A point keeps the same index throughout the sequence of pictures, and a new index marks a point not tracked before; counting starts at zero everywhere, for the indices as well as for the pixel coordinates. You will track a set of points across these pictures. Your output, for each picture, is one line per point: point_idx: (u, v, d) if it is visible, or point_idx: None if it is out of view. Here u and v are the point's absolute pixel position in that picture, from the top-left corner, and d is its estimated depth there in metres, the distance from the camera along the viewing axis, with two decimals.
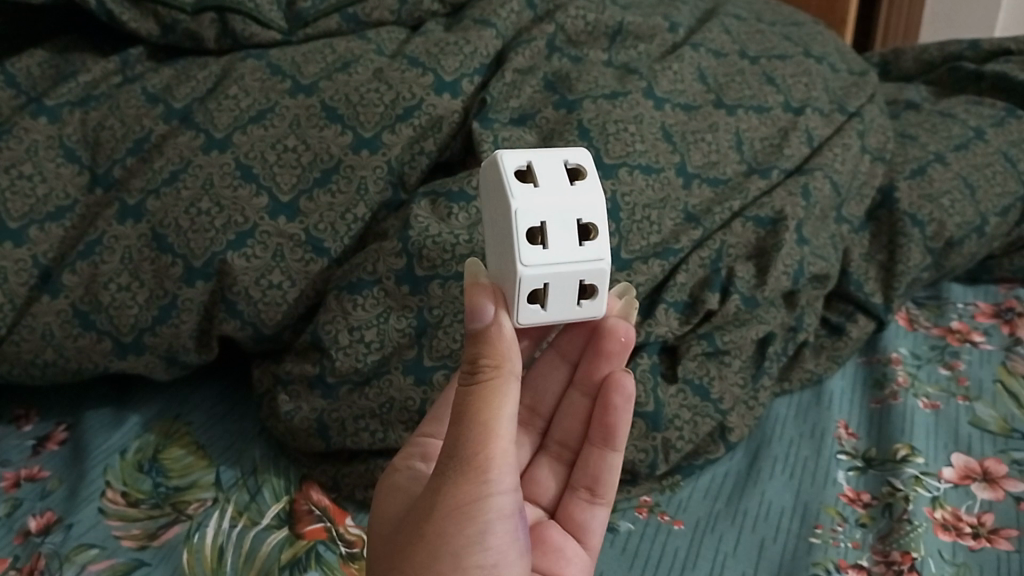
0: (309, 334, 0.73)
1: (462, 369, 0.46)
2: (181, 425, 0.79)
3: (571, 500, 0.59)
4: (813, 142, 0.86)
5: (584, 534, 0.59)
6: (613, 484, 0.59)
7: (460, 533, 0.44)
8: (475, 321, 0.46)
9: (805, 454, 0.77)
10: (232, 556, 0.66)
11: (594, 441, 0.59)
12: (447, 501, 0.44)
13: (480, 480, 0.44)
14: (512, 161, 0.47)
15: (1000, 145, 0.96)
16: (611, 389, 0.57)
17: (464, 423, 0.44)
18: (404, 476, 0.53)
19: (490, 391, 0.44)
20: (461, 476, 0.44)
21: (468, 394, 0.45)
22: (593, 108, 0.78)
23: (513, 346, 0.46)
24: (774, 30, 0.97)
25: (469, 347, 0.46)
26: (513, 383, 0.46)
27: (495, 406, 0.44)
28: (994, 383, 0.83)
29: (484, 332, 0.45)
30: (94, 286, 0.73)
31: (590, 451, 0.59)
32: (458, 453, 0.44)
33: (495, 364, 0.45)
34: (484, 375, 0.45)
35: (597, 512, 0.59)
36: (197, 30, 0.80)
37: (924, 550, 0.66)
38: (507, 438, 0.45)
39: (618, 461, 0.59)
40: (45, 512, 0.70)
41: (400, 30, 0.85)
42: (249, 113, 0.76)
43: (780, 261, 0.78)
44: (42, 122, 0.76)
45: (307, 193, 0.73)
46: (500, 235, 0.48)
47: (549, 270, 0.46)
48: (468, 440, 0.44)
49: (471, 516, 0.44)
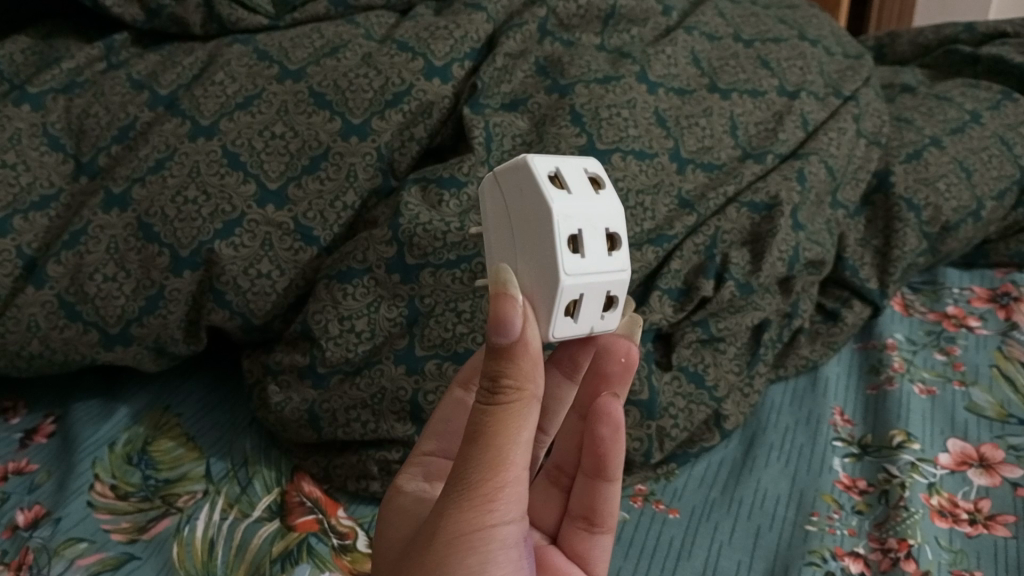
0: (299, 324, 0.72)
1: (480, 385, 0.42)
2: (171, 416, 0.78)
3: (570, 527, 0.59)
4: (808, 126, 0.85)
5: (588, 563, 0.58)
6: (611, 512, 0.58)
7: (461, 565, 0.41)
8: (501, 336, 0.41)
9: (801, 441, 0.77)
10: (223, 549, 0.65)
11: (589, 473, 0.57)
12: (451, 531, 0.41)
13: (487, 509, 0.41)
14: (541, 164, 0.45)
15: (996, 129, 0.95)
16: (599, 418, 0.55)
17: (476, 448, 0.41)
18: (408, 498, 0.51)
19: (507, 414, 0.41)
20: (466, 503, 0.41)
21: (484, 416, 0.41)
22: (585, 92, 0.77)
23: (536, 364, 0.42)
24: (769, 13, 0.95)
25: (488, 363, 0.42)
26: (532, 406, 0.42)
27: (511, 431, 0.41)
28: (991, 368, 0.83)
29: (508, 350, 0.41)
30: (80, 275, 0.71)
31: (585, 481, 0.58)
32: (467, 478, 0.41)
33: (517, 386, 0.41)
34: (503, 397, 0.41)
35: (599, 539, 0.58)
36: (183, 15, 0.79)
37: (921, 536, 0.66)
38: (518, 465, 0.42)
39: (614, 490, 0.57)
40: (33, 506, 0.69)
41: (390, 14, 0.83)
42: (236, 100, 0.75)
43: (775, 246, 0.77)
44: (25, 110, 0.75)
45: (295, 180, 0.72)
46: (529, 238, 0.44)
47: (585, 279, 0.43)
48: (478, 466, 0.41)
49: (474, 547, 0.42)
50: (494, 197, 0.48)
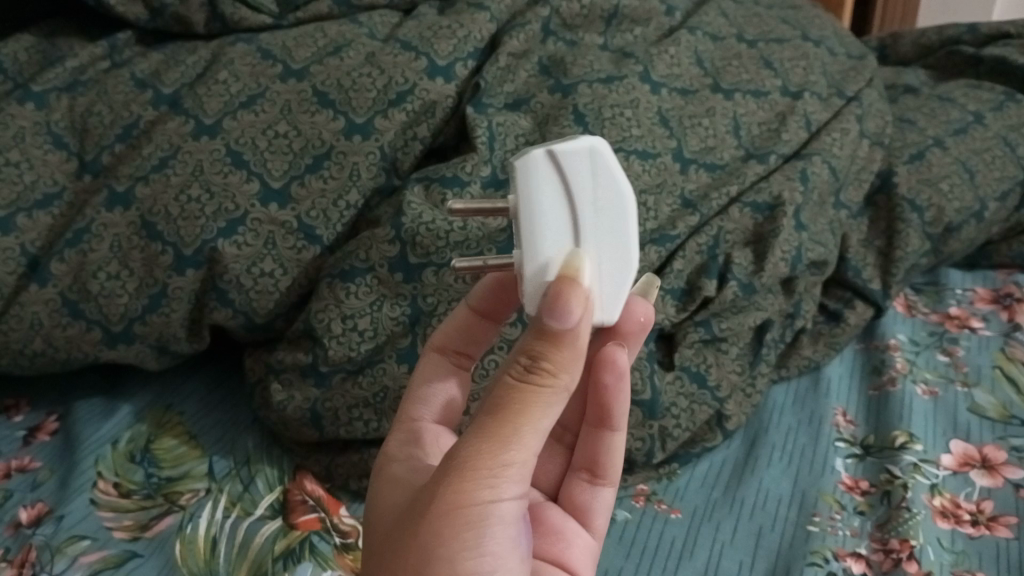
0: (301, 322, 0.72)
1: (516, 359, 0.42)
2: (173, 415, 0.78)
3: (573, 482, 0.60)
4: (811, 126, 0.85)
5: (588, 516, 0.59)
6: (615, 466, 0.59)
7: (455, 538, 0.41)
8: (554, 320, 0.40)
9: (803, 442, 0.77)
10: (226, 547, 0.66)
11: (594, 423, 0.58)
12: (452, 502, 0.41)
13: (490, 485, 0.41)
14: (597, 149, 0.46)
15: (999, 130, 0.95)
16: (605, 365, 0.55)
17: (495, 423, 0.41)
18: (403, 466, 0.51)
19: (534, 397, 0.41)
20: (469, 477, 0.41)
21: (511, 391, 0.41)
22: (588, 92, 0.77)
23: (576, 358, 0.42)
24: (772, 14, 0.95)
25: (531, 341, 0.42)
26: (561, 398, 0.42)
27: (532, 411, 0.41)
28: (993, 369, 0.83)
29: (555, 334, 0.41)
30: (83, 274, 0.71)
31: (588, 432, 0.59)
32: (475, 452, 0.41)
33: (551, 372, 0.41)
34: (536, 379, 0.41)
35: (601, 492, 0.59)
36: (186, 14, 0.79)
37: (923, 537, 0.66)
38: (530, 450, 0.42)
39: (618, 442, 0.58)
40: (36, 504, 0.69)
41: (393, 13, 0.83)
42: (239, 98, 0.75)
43: (777, 246, 0.77)
44: (29, 108, 0.75)
45: (298, 179, 0.72)
46: (601, 222, 0.45)
47: None
48: (492, 441, 0.41)
49: (471, 521, 0.41)
50: (541, 178, 0.45)
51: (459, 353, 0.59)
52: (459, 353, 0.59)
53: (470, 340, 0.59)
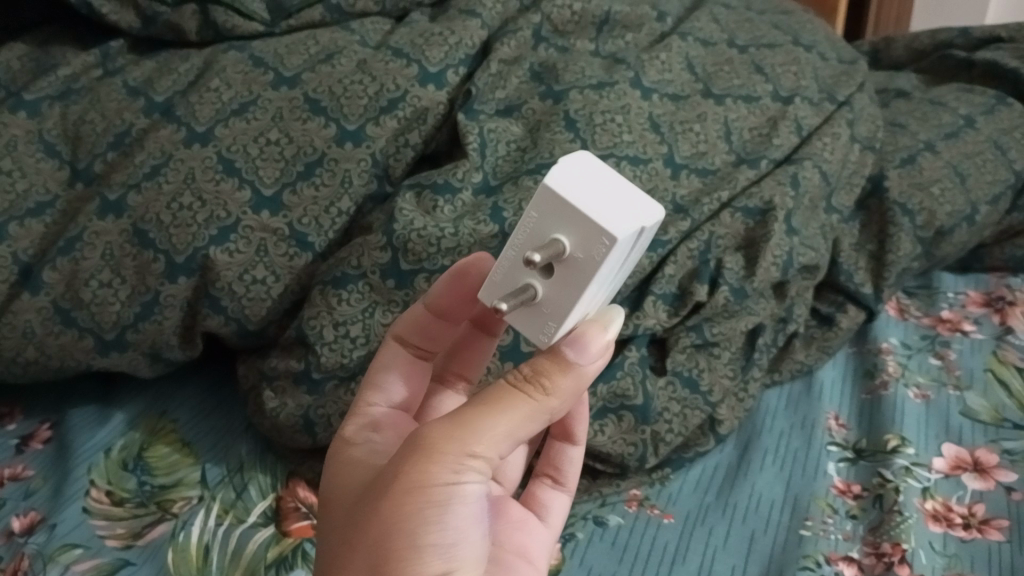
0: (294, 329, 0.72)
1: (519, 368, 0.44)
2: (167, 422, 0.78)
3: (534, 481, 0.62)
4: (802, 131, 0.85)
5: (544, 513, 0.60)
6: (575, 473, 0.62)
7: (416, 516, 0.41)
8: (574, 352, 0.43)
9: (796, 446, 0.77)
10: (218, 555, 0.66)
11: (555, 434, 0.61)
12: (413, 480, 0.41)
13: (454, 469, 0.41)
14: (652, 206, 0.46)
15: (990, 134, 0.95)
16: None
17: (476, 415, 0.42)
18: (360, 450, 0.51)
19: (523, 402, 0.42)
20: (435, 457, 0.41)
21: (500, 391, 0.43)
22: (579, 98, 0.77)
23: (574, 390, 0.44)
24: (763, 19, 0.96)
25: (538, 355, 0.44)
26: (544, 413, 0.43)
27: (512, 411, 0.42)
28: (985, 372, 0.83)
29: (562, 357, 0.43)
30: (75, 282, 0.72)
31: (552, 442, 0.62)
32: (444, 435, 0.41)
33: (547, 386, 0.43)
34: (531, 387, 0.43)
35: (559, 496, 0.61)
36: (179, 22, 0.79)
37: (914, 541, 0.67)
38: (502, 448, 0.42)
39: (577, 453, 0.61)
40: (29, 512, 0.69)
41: (385, 21, 0.83)
42: (231, 106, 0.75)
43: (769, 251, 0.78)
44: (21, 117, 0.75)
45: (290, 187, 0.72)
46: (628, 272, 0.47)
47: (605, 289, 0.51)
48: (467, 429, 0.41)
49: (432, 503, 0.41)
50: (627, 248, 0.42)
51: (419, 346, 0.58)
52: (419, 347, 0.58)
53: (428, 336, 0.57)
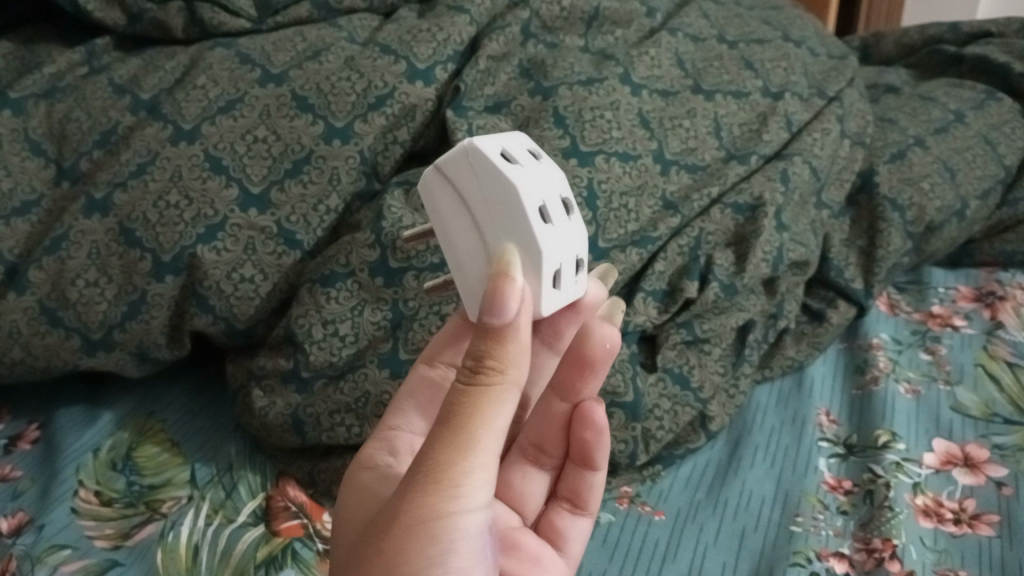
0: (282, 328, 0.71)
1: (463, 364, 0.42)
2: (156, 422, 0.77)
3: (553, 508, 0.61)
4: (792, 127, 0.85)
5: (564, 542, 0.60)
6: (596, 498, 0.61)
7: (420, 552, 0.40)
8: (494, 316, 0.41)
9: (786, 442, 0.77)
10: (207, 555, 0.65)
11: (576, 461, 0.61)
12: (411, 515, 0.40)
13: (451, 494, 0.41)
14: (492, 145, 0.45)
15: (979, 129, 0.95)
16: (584, 423, 0.58)
17: (447, 430, 0.41)
18: (372, 477, 0.51)
19: (485, 397, 0.41)
20: (428, 488, 0.40)
21: (460, 398, 0.41)
22: (569, 94, 0.77)
23: (521, 351, 0.43)
24: (753, 15, 0.95)
25: (474, 343, 0.42)
26: (512, 394, 0.42)
27: (484, 415, 0.41)
28: (975, 367, 0.83)
29: (498, 331, 0.42)
30: (62, 282, 0.71)
31: (571, 469, 0.61)
32: (428, 463, 0.41)
33: (498, 368, 0.41)
34: (484, 379, 0.41)
35: (579, 522, 0.61)
36: (165, 18, 0.78)
37: (905, 536, 0.67)
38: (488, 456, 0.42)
39: (598, 479, 0.61)
40: (16, 514, 0.69)
41: (373, 17, 0.83)
42: (218, 104, 0.74)
43: (758, 247, 0.77)
44: (6, 114, 0.74)
45: (278, 185, 0.72)
46: (499, 216, 0.44)
47: (561, 253, 0.44)
48: (446, 447, 0.41)
49: (434, 535, 0.41)
50: (442, 188, 0.47)
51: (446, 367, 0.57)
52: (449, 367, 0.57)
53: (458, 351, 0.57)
